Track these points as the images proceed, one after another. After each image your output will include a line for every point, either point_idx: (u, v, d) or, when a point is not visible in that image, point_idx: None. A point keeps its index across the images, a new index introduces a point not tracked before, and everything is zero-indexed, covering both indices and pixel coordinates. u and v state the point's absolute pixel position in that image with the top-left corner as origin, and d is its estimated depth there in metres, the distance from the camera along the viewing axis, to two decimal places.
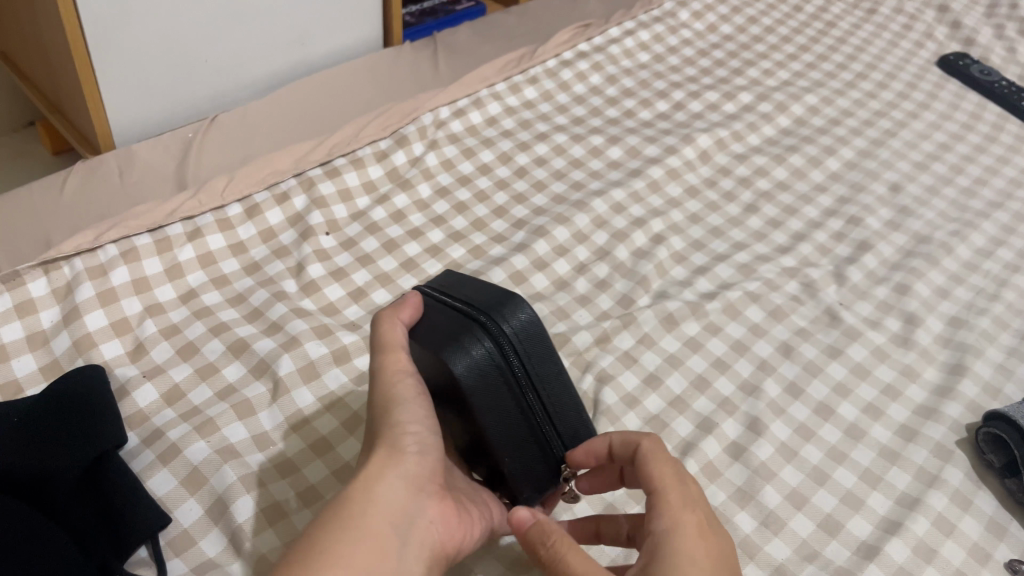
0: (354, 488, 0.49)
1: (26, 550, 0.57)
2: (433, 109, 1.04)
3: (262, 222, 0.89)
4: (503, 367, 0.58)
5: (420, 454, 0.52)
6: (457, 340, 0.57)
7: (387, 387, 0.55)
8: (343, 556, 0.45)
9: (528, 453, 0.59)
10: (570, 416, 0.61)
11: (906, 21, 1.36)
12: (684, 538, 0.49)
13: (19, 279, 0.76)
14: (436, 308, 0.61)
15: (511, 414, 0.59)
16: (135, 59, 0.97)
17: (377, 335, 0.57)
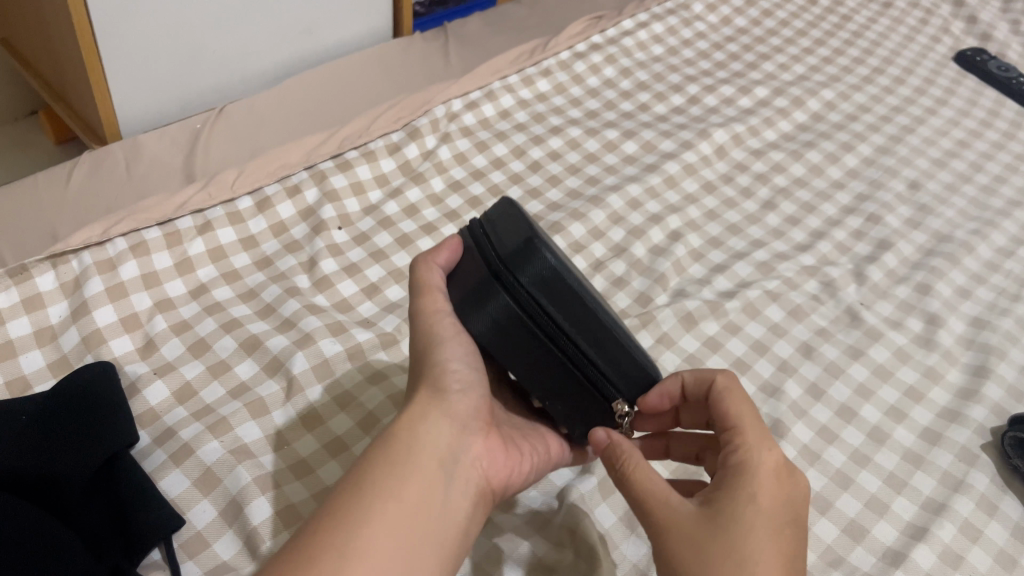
0: (400, 423, 0.52)
1: (36, 552, 0.55)
2: (446, 101, 1.02)
3: (273, 216, 0.88)
4: (523, 320, 0.53)
5: (463, 390, 0.55)
6: (477, 292, 0.54)
7: (427, 330, 0.56)
8: (396, 485, 0.48)
9: (574, 398, 0.56)
10: (621, 354, 0.54)
11: (923, 14, 1.34)
12: (759, 475, 0.50)
13: (26, 273, 0.74)
14: (471, 246, 0.56)
15: (544, 364, 0.55)
16: (143, 48, 0.95)
17: (414, 278, 0.57)
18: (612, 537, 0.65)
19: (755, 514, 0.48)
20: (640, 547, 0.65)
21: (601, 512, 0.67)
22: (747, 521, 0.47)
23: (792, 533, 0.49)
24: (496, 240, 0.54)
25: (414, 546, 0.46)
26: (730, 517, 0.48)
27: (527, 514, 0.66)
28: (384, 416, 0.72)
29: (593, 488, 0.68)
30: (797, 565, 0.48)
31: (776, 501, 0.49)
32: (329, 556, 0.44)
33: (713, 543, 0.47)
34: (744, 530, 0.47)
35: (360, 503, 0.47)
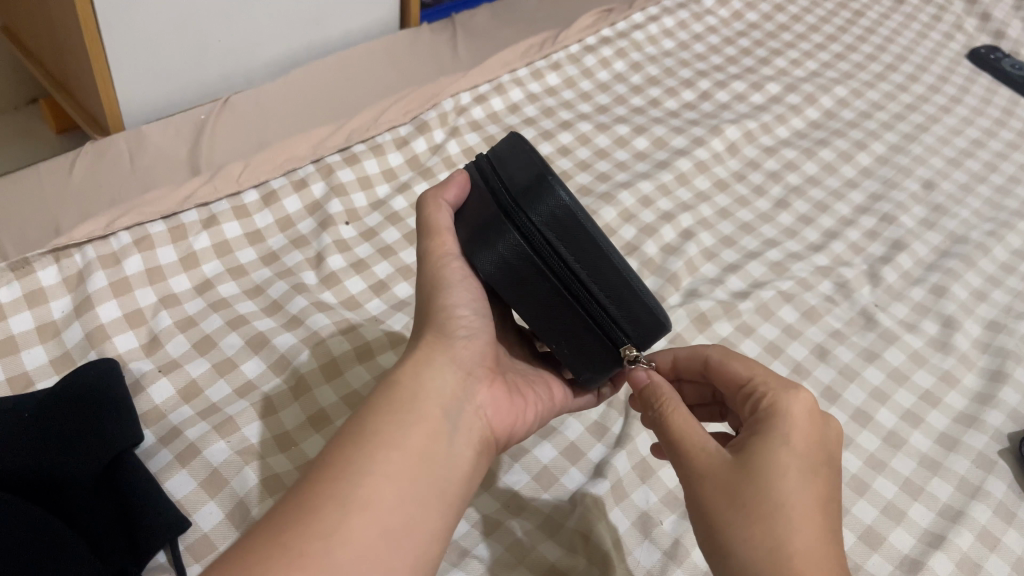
0: (401, 373, 0.51)
1: (40, 557, 0.54)
2: (455, 94, 1.01)
3: (280, 210, 0.86)
4: (533, 258, 0.52)
5: (469, 336, 0.54)
6: (487, 232, 0.53)
7: (433, 275, 0.55)
8: (398, 436, 0.47)
9: (581, 342, 0.54)
10: (633, 299, 0.52)
11: (936, 11, 1.33)
12: (792, 417, 0.48)
13: (29, 267, 0.72)
14: (479, 186, 0.55)
15: (554, 306, 0.53)
16: (147, 38, 0.93)
17: (422, 218, 0.56)
18: (625, 543, 0.64)
19: (788, 456, 0.46)
20: (653, 552, 0.64)
21: (615, 516, 0.65)
22: (784, 460, 0.46)
23: (827, 474, 0.47)
24: (507, 178, 0.53)
25: (416, 497, 0.45)
26: (766, 459, 0.46)
27: (538, 519, 0.66)
28: None
29: (607, 491, 0.67)
30: (831, 508, 0.46)
31: (810, 444, 0.48)
32: (327, 509, 0.42)
33: (752, 488, 0.45)
34: (782, 472, 0.45)
35: (361, 455, 0.45)
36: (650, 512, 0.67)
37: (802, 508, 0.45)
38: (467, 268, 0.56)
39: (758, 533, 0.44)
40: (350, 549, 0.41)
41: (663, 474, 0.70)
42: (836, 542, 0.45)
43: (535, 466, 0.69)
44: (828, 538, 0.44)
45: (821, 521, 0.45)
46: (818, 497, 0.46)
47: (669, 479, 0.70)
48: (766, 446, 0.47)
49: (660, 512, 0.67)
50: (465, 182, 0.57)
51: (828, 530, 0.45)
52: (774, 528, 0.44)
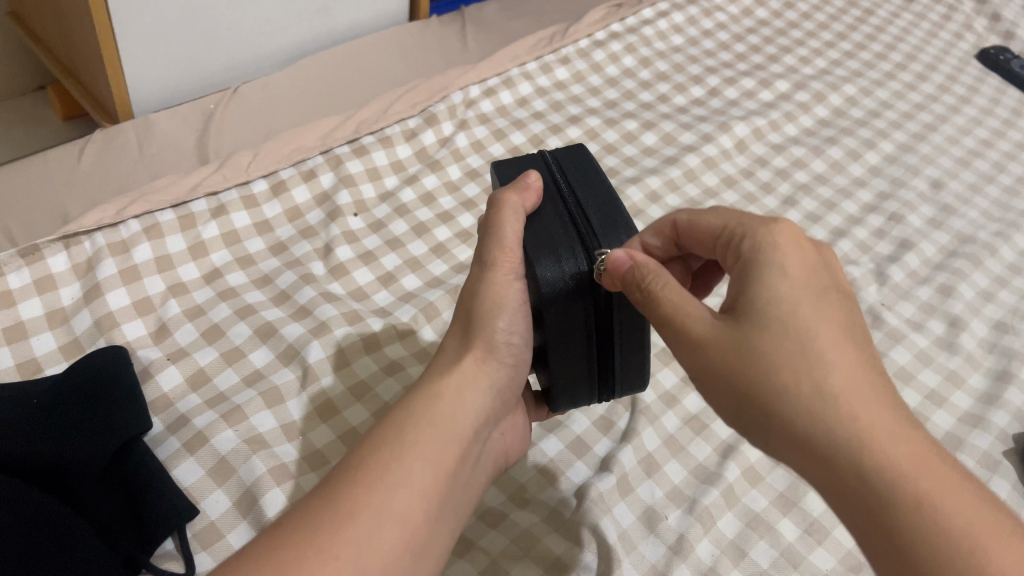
0: (446, 387, 0.51)
1: (51, 541, 0.54)
2: (463, 87, 1.01)
3: (288, 200, 0.86)
4: (587, 290, 0.53)
5: (505, 364, 0.55)
6: (554, 250, 0.54)
7: (496, 290, 0.54)
8: (436, 450, 0.47)
9: (577, 370, 0.57)
10: (632, 358, 0.57)
11: (945, 10, 1.32)
12: (780, 251, 0.47)
13: (39, 253, 0.73)
14: (558, 208, 0.57)
15: (579, 334, 0.55)
16: (156, 24, 0.93)
17: (493, 222, 0.55)
18: (630, 537, 0.64)
19: (794, 289, 0.45)
20: (658, 547, 0.64)
21: (620, 510, 0.66)
22: (789, 295, 0.45)
23: (835, 295, 0.46)
24: (592, 214, 0.56)
25: (438, 514, 0.46)
26: (770, 304, 0.45)
27: (544, 512, 0.66)
28: None
29: (613, 485, 0.67)
30: (849, 322, 0.45)
31: (807, 270, 0.47)
32: (361, 514, 0.42)
33: (764, 341, 0.44)
34: (793, 313, 0.44)
35: (398, 462, 0.45)
36: (656, 507, 0.67)
37: (827, 339, 0.43)
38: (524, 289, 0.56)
39: (790, 380, 0.43)
40: (380, 556, 0.42)
41: (669, 468, 0.70)
42: (873, 363, 0.44)
43: (541, 460, 0.69)
44: (862, 360, 0.43)
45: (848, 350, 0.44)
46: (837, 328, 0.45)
47: (675, 474, 0.70)
48: (762, 289, 0.45)
49: (665, 507, 0.67)
50: (541, 192, 0.57)
51: (861, 352, 0.44)
52: (803, 370, 0.43)
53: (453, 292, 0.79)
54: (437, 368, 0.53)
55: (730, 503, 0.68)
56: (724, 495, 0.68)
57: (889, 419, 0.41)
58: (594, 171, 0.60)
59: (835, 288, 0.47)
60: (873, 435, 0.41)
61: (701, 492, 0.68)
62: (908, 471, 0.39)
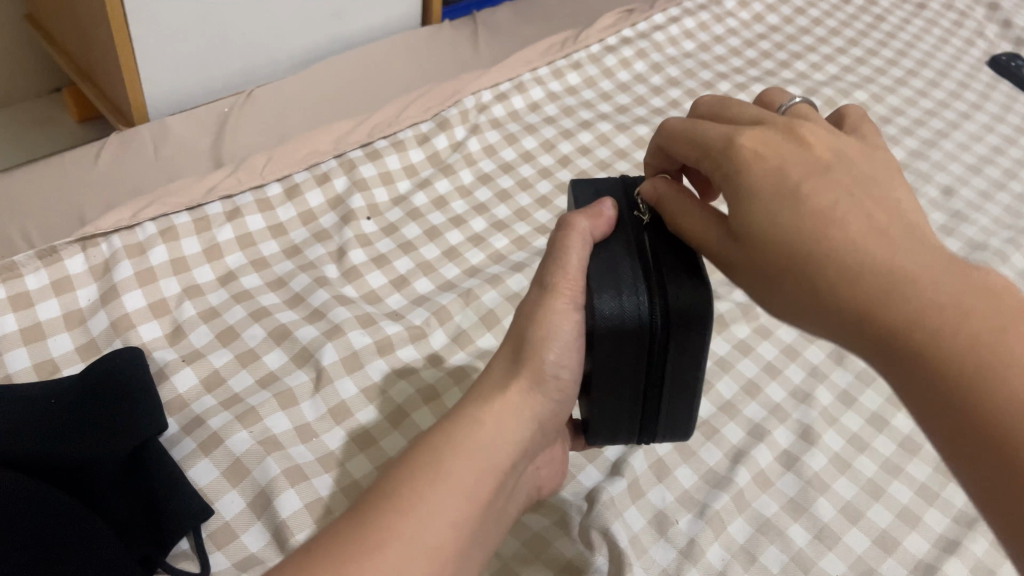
0: (485, 415, 0.49)
1: (69, 540, 0.55)
2: (476, 92, 1.01)
3: (302, 204, 0.87)
4: (643, 333, 0.51)
5: (550, 399, 0.53)
6: (618, 283, 0.51)
7: (550, 321, 0.52)
8: (472, 482, 0.45)
9: (619, 407, 0.55)
10: (679, 405, 0.55)
11: (957, 17, 1.32)
12: (747, 166, 0.46)
13: (56, 255, 0.74)
14: (632, 238, 0.54)
15: (628, 374, 0.53)
16: (171, 28, 0.94)
17: (558, 243, 0.52)
18: (641, 540, 0.65)
19: (770, 199, 0.44)
20: (668, 551, 0.64)
21: (631, 514, 0.66)
22: (766, 209, 0.44)
23: (818, 185, 0.44)
24: (669, 249, 0.53)
25: (466, 548, 0.44)
26: (778, 190, 0.44)
27: (555, 515, 0.66)
28: (413, 411, 0.71)
29: (623, 489, 0.67)
30: (837, 208, 0.43)
31: (780, 170, 0.45)
32: (390, 546, 0.40)
33: (786, 226, 0.43)
34: (780, 225, 0.43)
35: (431, 491, 0.43)
36: (667, 511, 0.67)
37: (815, 241, 0.42)
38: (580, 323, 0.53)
39: (824, 263, 0.41)
40: None
41: (679, 473, 0.70)
42: (881, 237, 0.41)
43: None
44: (858, 247, 0.41)
45: (885, 223, 0.42)
46: (870, 208, 0.43)
47: (685, 479, 0.70)
48: (769, 175, 0.45)
49: (676, 511, 0.67)
50: (614, 222, 0.54)
51: (860, 234, 0.42)
52: (834, 247, 0.41)
53: (464, 295, 0.79)
54: (482, 391, 0.51)
55: (740, 507, 0.68)
56: (734, 501, 0.68)
57: (938, 272, 0.39)
58: None
59: (819, 179, 0.45)
60: (922, 297, 0.38)
61: (711, 497, 0.68)
62: (965, 326, 0.37)
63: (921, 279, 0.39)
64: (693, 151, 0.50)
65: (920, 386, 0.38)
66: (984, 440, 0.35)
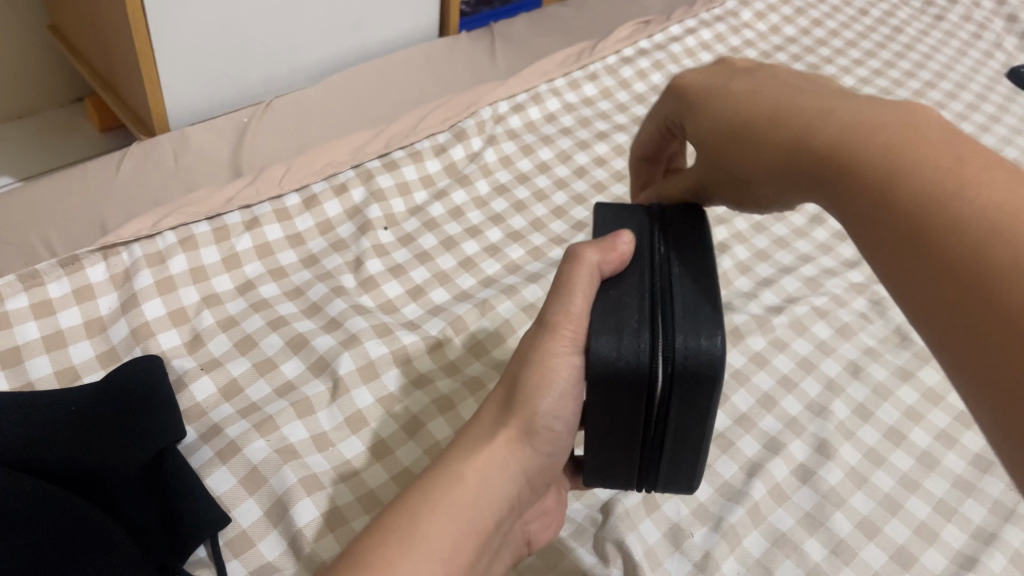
0: (473, 472, 0.49)
1: (88, 543, 0.56)
2: (492, 103, 1.02)
3: (320, 214, 0.88)
4: (642, 384, 0.48)
5: (540, 450, 0.52)
6: (618, 327, 0.49)
7: (545, 359, 0.51)
8: (448, 550, 0.45)
9: (618, 452, 0.52)
10: (685, 458, 0.52)
11: (975, 29, 1.32)
12: (686, 90, 0.57)
13: (78, 263, 0.75)
14: (640, 277, 0.52)
15: (627, 422, 0.50)
16: (193, 40, 0.95)
17: (564, 276, 0.51)
18: (656, 554, 0.65)
19: (717, 101, 0.54)
20: (684, 564, 0.64)
21: (645, 527, 0.66)
22: (708, 113, 0.54)
23: (745, 81, 0.54)
24: (677, 289, 0.51)
25: None
26: (712, 92, 0.55)
27: (570, 527, 0.66)
28: (428, 421, 0.71)
29: (638, 502, 0.67)
30: (766, 91, 0.52)
31: (717, 81, 0.56)
32: None
33: (726, 111, 0.53)
34: (728, 119, 0.53)
35: (405, 558, 0.44)
36: (682, 524, 0.67)
37: (753, 120, 0.51)
38: (580, 364, 0.52)
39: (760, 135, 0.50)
40: None
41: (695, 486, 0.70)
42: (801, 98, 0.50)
43: None
44: (781, 112, 0.50)
45: (808, 90, 0.51)
46: (796, 85, 0.52)
47: (701, 491, 0.69)
48: (704, 87, 0.56)
49: (691, 524, 0.67)
50: (627, 258, 0.52)
51: (782, 102, 0.51)
52: (761, 116, 0.51)
53: (480, 306, 0.80)
54: (471, 437, 0.51)
55: (756, 522, 0.68)
56: (749, 515, 0.68)
57: (853, 108, 0.47)
58: (694, 233, 0.56)
59: (748, 78, 0.55)
60: (835, 125, 0.46)
61: (727, 509, 0.68)
62: (883, 140, 0.43)
63: (837, 117, 0.47)
64: (654, 127, 0.62)
65: (845, 200, 0.45)
66: (918, 241, 0.40)
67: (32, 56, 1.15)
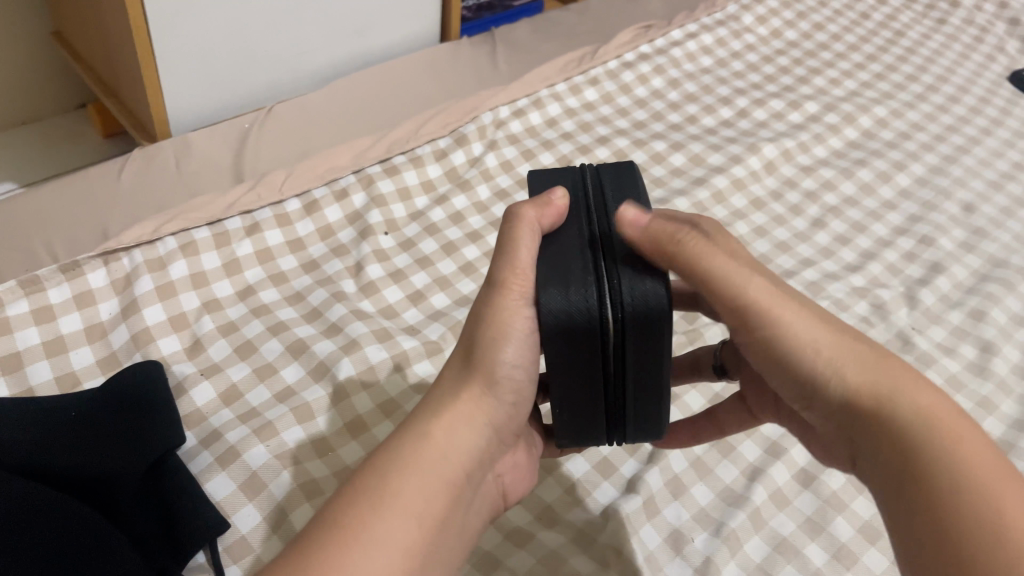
0: (436, 424, 0.48)
1: (86, 550, 0.55)
2: (493, 108, 1.02)
3: (320, 219, 0.88)
4: (594, 331, 0.48)
5: (506, 402, 0.52)
6: (564, 279, 0.49)
7: (500, 315, 0.50)
8: (422, 504, 0.45)
9: (581, 410, 0.53)
10: (649, 404, 0.53)
11: (977, 32, 1.32)
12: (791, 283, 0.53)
13: (79, 269, 0.75)
14: (579, 230, 0.53)
15: (583, 373, 0.51)
16: (196, 46, 0.95)
17: (506, 234, 0.51)
18: (656, 559, 0.64)
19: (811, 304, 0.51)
20: (684, 569, 0.64)
21: (646, 533, 0.66)
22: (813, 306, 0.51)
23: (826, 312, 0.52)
24: (615, 246, 0.51)
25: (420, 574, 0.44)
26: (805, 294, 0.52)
27: (570, 532, 0.66)
28: None
29: (639, 506, 0.67)
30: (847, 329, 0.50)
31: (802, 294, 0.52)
32: None
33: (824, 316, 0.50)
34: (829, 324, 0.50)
35: (377, 517, 0.43)
36: (683, 530, 0.67)
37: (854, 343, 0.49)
38: (533, 318, 0.52)
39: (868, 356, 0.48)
40: None
41: (696, 491, 0.70)
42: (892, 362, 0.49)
43: (568, 480, 0.70)
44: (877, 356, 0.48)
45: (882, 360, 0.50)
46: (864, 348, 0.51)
47: (702, 496, 0.69)
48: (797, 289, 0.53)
49: (692, 529, 0.67)
50: (563, 212, 0.53)
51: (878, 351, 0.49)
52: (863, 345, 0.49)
53: None
54: (434, 398, 0.51)
55: (757, 527, 0.67)
56: (749, 520, 0.67)
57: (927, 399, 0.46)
58: (629, 183, 0.56)
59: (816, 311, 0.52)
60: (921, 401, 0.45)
61: (728, 515, 0.67)
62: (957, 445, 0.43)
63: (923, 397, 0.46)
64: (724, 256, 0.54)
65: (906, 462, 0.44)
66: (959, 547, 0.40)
67: (35, 63, 1.15)
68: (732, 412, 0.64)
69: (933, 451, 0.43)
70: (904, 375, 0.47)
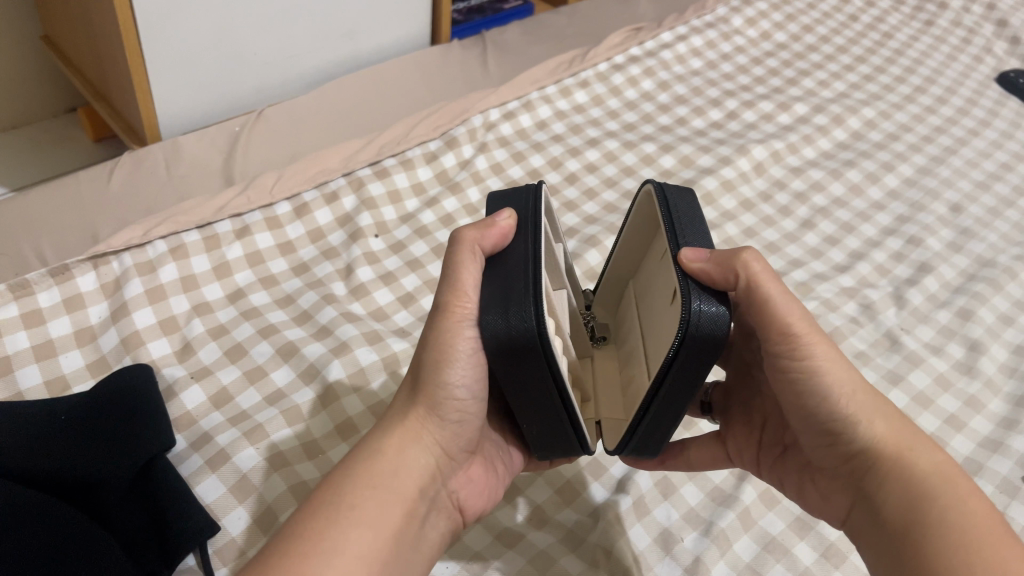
0: (389, 444, 0.50)
1: (75, 553, 0.55)
2: (484, 110, 1.03)
3: (311, 221, 0.88)
4: (535, 349, 0.48)
5: (454, 423, 0.52)
6: (505, 301, 0.49)
7: (442, 338, 0.50)
8: (379, 515, 0.46)
9: (553, 422, 0.53)
10: (663, 420, 0.53)
11: (965, 34, 1.33)
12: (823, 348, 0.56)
13: (69, 273, 0.75)
14: (524, 255, 0.53)
15: (542, 390, 0.50)
16: (186, 50, 0.95)
17: (449, 259, 0.52)
18: (646, 558, 0.65)
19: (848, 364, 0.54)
20: (674, 569, 0.64)
21: (636, 533, 0.66)
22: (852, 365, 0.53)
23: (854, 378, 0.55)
24: (677, 261, 0.52)
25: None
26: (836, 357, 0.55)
27: (560, 532, 0.66)
28: None
29: (629, 506, 0.67)
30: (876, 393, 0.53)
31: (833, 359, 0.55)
32: None
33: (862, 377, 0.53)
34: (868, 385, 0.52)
35: (336, 526, 0.45)
36: (672, 529, 0.67)
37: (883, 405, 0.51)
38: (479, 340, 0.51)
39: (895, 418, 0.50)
40: None
41: (685, 491, 0.70)
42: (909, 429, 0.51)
43: (558, 480, 0.70)
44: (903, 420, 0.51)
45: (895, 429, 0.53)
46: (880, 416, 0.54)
47: (691, 496, 0.70)
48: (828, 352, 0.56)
49: (681, 529, 0.67)
50: (506, 234, 0.54)
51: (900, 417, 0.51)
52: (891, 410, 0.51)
53: None
54: (386, 421, 0.52)
55: (747, 526, 0.68)
56: (739, 520, 0.68)
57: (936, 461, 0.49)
58: (680, 205, 0.58)
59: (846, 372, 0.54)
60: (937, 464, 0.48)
61: (717, 515, 0.68)
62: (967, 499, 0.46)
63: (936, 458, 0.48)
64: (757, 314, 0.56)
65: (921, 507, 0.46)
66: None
67: (26, 66, 1.15)
68: (707, 448, 0.63)
69: (942, 500, 0.45)
70: (917, 438, 0.50)
